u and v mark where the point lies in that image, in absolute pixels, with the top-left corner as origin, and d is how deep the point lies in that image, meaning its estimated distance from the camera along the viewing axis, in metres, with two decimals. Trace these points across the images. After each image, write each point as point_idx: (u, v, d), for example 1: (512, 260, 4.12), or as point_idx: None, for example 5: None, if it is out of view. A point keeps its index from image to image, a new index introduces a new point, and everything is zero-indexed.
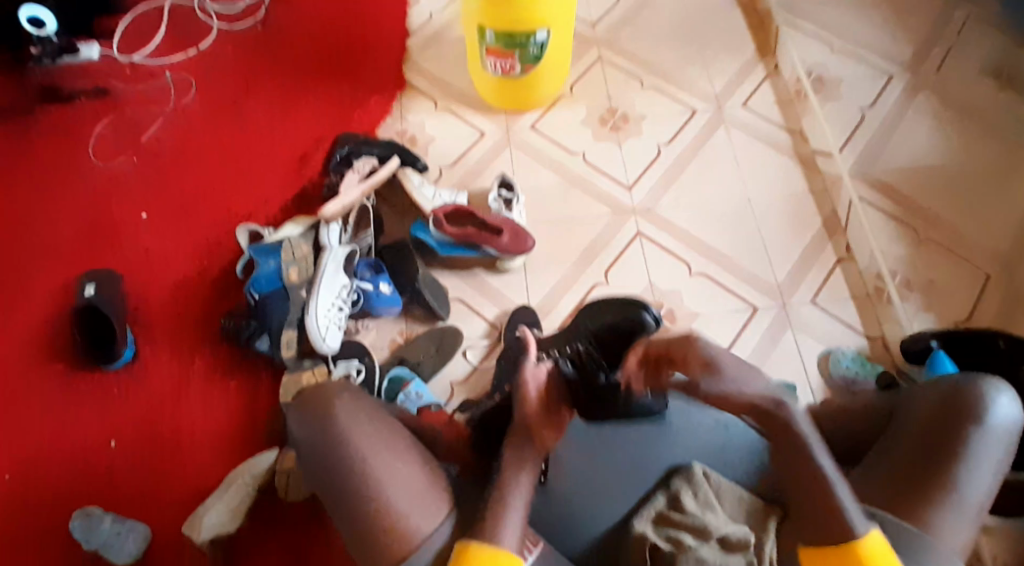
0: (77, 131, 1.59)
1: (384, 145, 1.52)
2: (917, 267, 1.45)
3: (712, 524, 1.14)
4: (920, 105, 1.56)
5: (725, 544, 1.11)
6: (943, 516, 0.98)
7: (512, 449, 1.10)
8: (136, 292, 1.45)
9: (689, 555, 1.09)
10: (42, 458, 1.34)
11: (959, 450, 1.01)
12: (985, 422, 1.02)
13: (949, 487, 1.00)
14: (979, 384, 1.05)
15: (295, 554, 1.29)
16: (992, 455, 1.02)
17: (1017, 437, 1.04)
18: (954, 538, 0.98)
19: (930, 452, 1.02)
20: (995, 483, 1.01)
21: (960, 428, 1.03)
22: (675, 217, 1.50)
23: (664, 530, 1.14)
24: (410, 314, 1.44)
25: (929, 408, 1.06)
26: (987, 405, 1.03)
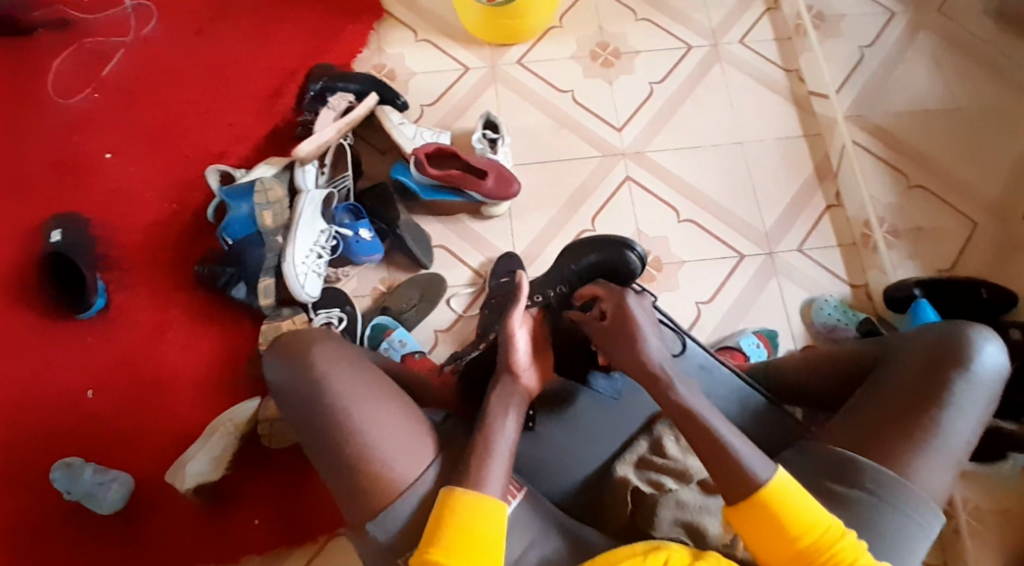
0: (34, 65, 1.50)
1: (361, 80, 1.44)
2: (904, 211, 1.42)
3: (693, 467, 1.08)
4: (920, 43, 1.50)
5: (705, 486, 1.04)
6: (924, 461, 0.95)
7: (499, 391, 1.04)
8: (105, 236, 1.39)
9: (669, 500, 1.03)
10: (15, 408, 1.30)
11: (941, 397, 0.97)
12: (970, 368, 0.98)
13: (931, 434, 0.95)
14: (967, 331, 1.00)
15: (276, 501, 1.27)
16: (977, 399, 0.97)
17: (1001, 386, 0.99)
18: (934, 479, 0.95)
19: (912, 394, 0.98)
20: (980, 429, 0.98)
21: (943, 373, 0.98)
22: (664, 161, 1.46)
23: (646, 473, 1.09)
24: (392, 262, 1.40)
25: (914, 356, 1.01)
26: (973, 353, 0.98)
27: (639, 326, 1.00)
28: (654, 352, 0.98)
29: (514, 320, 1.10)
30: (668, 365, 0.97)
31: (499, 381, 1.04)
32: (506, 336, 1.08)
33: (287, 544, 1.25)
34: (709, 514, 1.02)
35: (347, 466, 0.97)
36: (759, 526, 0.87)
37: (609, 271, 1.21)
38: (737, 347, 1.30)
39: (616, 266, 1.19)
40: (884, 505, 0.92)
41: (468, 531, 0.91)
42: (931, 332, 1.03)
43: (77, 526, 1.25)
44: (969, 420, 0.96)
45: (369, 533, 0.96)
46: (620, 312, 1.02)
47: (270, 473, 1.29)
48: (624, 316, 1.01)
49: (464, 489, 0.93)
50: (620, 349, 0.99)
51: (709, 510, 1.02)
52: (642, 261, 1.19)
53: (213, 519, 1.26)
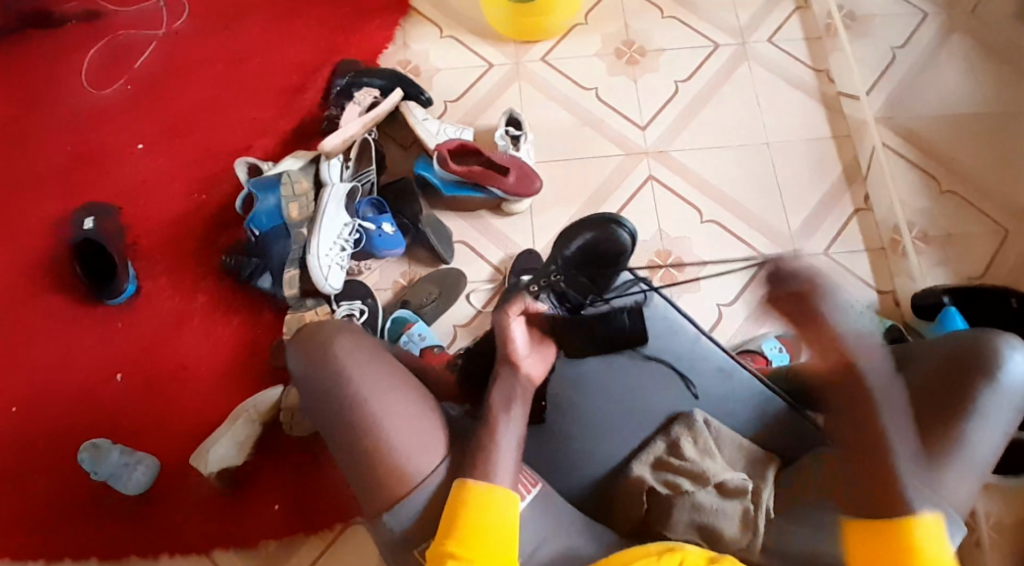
0: (70, 59, 1.54)
1: (386, 76, 1.46)
2: (935, 217, 1.39)
3: (710, 469, 1.05)
4: (954, 45, 1.48)
5: (723, 490, 1.02)
6: (945, 471, 0.93)
7: (500, 384, 1.04)
8: (135, 226, 1.43)
9: (685, 502, 1.02)
10: (47, 390, 1.34)
11: (963, 405, 0.94)
12: (997, 377, 0.95)
13: (953, 444, 0.93)
14: (992, 338, 0.97)
15: (294, 489, 1.29)
16: (1002, 411, 0.95)
17: None
18: (958, 491, 0.92)
19: (936, 403, 0.96)
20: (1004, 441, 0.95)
21: (966, 381, 0.96)
22: (688, 160, 1.45)
23: (662, 475, 1.07)
24: (413, 256, 1.42)
25: (936, 363, 0.99)
26: (1000, 360, 0.95)
27: (833, 311, 0.89)
28: (845, 326, 0.91)
29: (511, 312, 1.12)
30: (853, 337, 0.91)
31: (499, 374, 1.05)
32: (503, 329, 1.10)
33: (303, 532, 1.27)
34: (727, 518, 1.00)
35: (359, 455, 0.98)
36: (882, 548, 0.87)
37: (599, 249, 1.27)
38: (758, 351, 1.28)
39: (607, 242, 1.26)
40: None
41: (480, 523, 0.91)
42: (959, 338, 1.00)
43: (103, 507, 1.29)
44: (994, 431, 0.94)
45: (384, 522, 0.97)
46: (799, 294, 0.89)
47: (289, 462, 1.31)
48: (811, 298, 0.89)
49: (474, 481, 0.94)
50: (813, 331, 0.90)
51: (726, 514, 1.00)
52: (631, 237, 1.27)
53: (233, 504, 1.29)
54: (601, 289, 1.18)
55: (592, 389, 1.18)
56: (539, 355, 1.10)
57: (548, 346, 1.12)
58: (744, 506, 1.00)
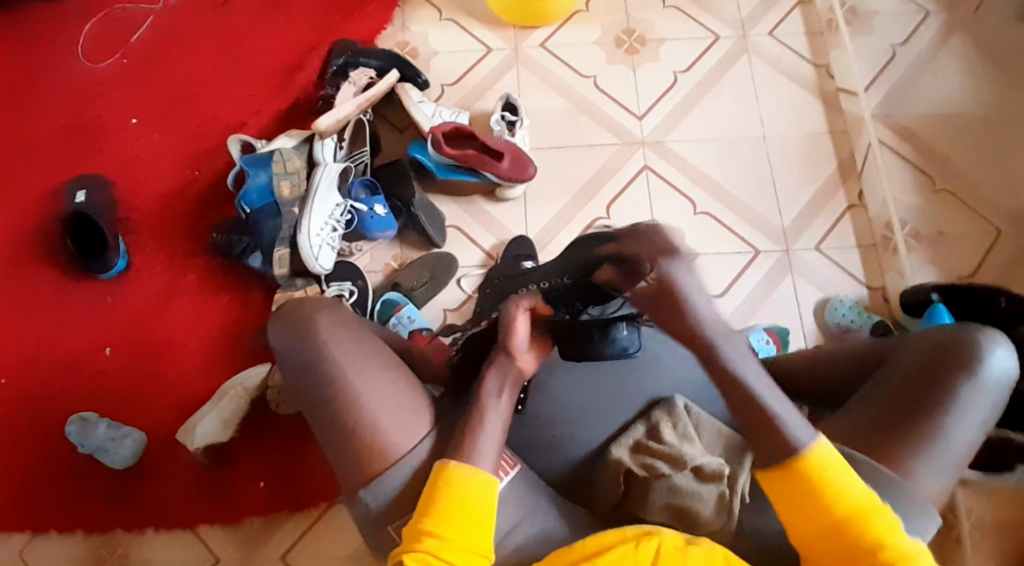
0: (67, 30, 1.53)
1: (383, 56, 1.45)
2: (929, 214, 1.39)
3: (688, 453, 1.05)
4: (954, 47, 1.48)
5: (700, 474, 1.03)
6: (921, 464, 0.92)
7: (495, 369, 1.05)
8: (128, 200, 1.43)
9: (662, 486, 1.02)
10: (36, 361, 1.35)
11: (944, 400, 0.94)
12: (976, 373, 0.95)
13: (931, 438, 0.93)
14: (977, 335, 0.97)
15: (280, 468, 1.30)
16: (980, 407, 0.94)
17: (1007, 394, 0.96)
18: (932, 485, 0.92)
19: (918, 397, 0.95)
20: (982, 437, 0.95)
21: (948, 376, 0.95)
22: (684, 152, 1.44)
23: (641, 458, 1.07)
24: (405, 240, 1.41)
25: (919, 359, 0.98)
26: (983, 355, 0.96)
27: None
28: None
29: (519, 305, 1.09)
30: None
31: (494, 359, 1.05)
32: (508, 319, 1.07)
33: (289, 509, 1.28)
34: (703, 502, 1.00)
35: (339, 435, 0.99)
36: (794, 497, 0.84)
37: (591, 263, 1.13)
38: (745, 343, 1.28)
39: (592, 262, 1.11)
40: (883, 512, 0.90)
41: (459, 504, 0.92)
42: (942, 334, 1.00)
43: (88, 479, 1.29)
44: (971, 427, 0.93)
45: (361, 499, 0.98)
46: None
47: (276, 440, 1.32)
48: None
49: (456, 462, 0.94)
50: None
51: (702, 497, 1.00)
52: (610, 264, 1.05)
53: (219, 481, 1.29)
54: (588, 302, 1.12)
55: (571, 374, 1.17)
56: (537, 348, 1.08)
57: (546, 342, 1.09)
58: (720, 490, 1.01)
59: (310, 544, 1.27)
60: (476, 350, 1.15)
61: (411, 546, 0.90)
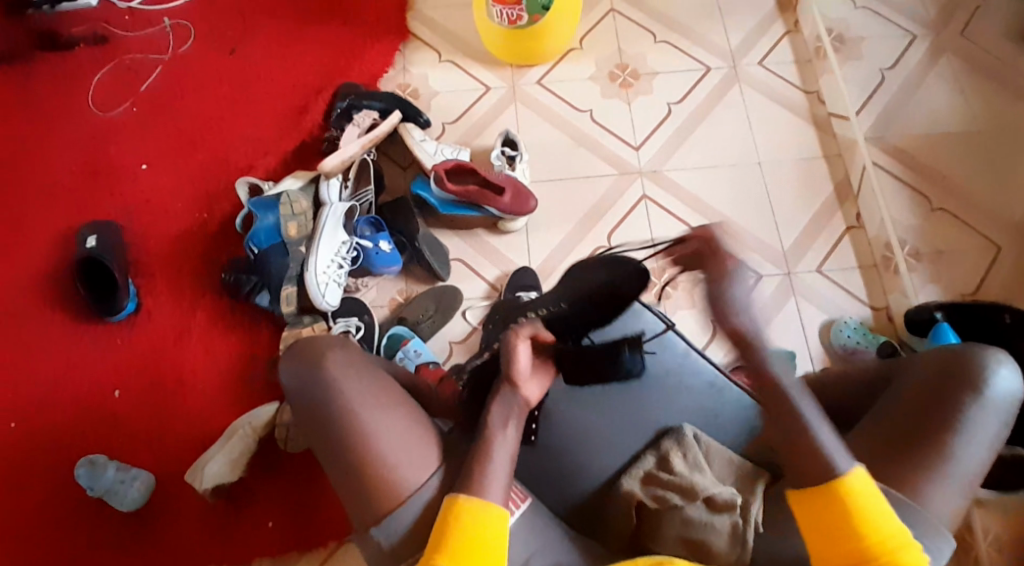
0: (78, 80, 1.58)
1: (386, 98, 1.49)
2: (926, 235, 1.40)
3: (700, 483, 1.05)
4: (942, 68, 1.51)
5: (712, 505, 1.02)
6: (934, 486, 0.92)
7: (498, 402, 1.05)
8: (138, 244, 1.45)
9: (675, 518, 1.03)
10: (47, 405, 1.35)
11: (950, 419, 0.94)
12: (983, 392, 0.95)
13: (941, 458, 0.93)
14: (980, 354, 0.97)
15: (290, 507, 1.30)
16: (988, 426, 0.95)
17: (1016, 410, 0.96)
18: (945, 507, 0.92)
19: (927, 416, 0.95)
20: (993, 455, 0.95)
21: (954, 394, 0.95)
22: (682, 179, 1.47)
23: (653, 491, 1.07)
24: (410, 273, 1.43)
25: (925, 378, 0.98)
26: (986, 375, 0.96)
27: None
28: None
29: (520, 335, 1.09)
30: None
31: (498, 391, 1.05)
32: (509, 351, 1.07)
33: (299, 549, 1.27)
34: (715, 533, 1.00)
35: (349, 464, 1.00)
36: (821, 520, 0.84)
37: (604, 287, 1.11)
38: None
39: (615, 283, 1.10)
40: None
41: (472, 538, 0.92)
42: (948, 354, 1.00)
43: (98, 521, 1.29)
44: (979, 446, 0.93)
45: (373, 537, 0.98)
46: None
47: (286, 479, 1.31)
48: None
49: (466, 496, 0.95)
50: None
51: (715, 528, 1.00)
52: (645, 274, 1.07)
53: (229, 521, 1.29)
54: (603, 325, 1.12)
55: (577, 405, 1.16)
56: (539, 379, 1.09)
57: (549, 368, 1.10)
58: (732, 521, 1.00)
59: None
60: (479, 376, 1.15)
61: None
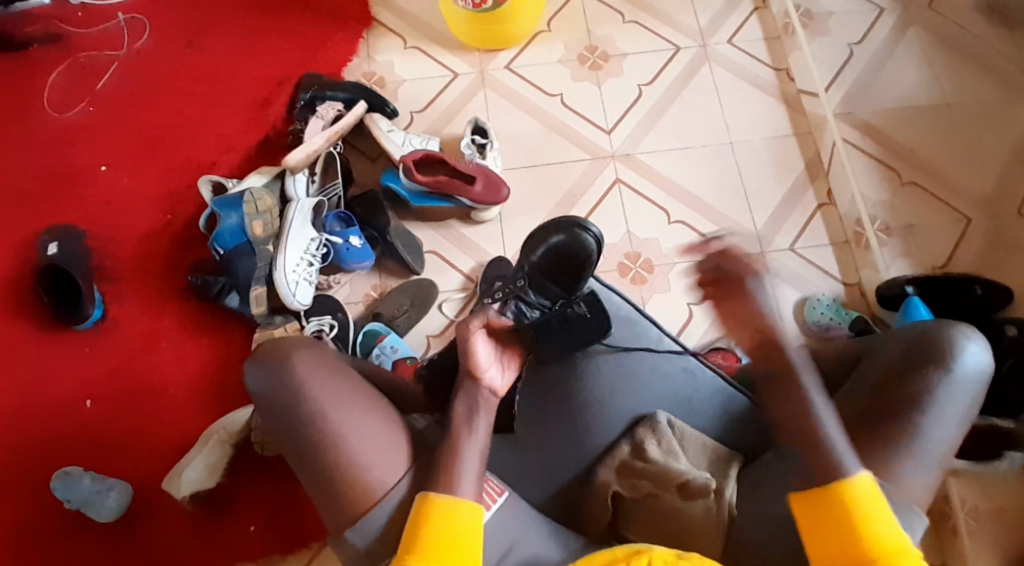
0: (30, 80, 1.52)
1: (350, 88, 1.46)
2: (897, 209, 1.41)
3: (675, 470, 1.03)
4: (911, 41, 1.51)
5: (686, 490, 1.01)
6: (901, 463, 0.92)
7: (463, 397, 1.02)
8: (101, 247, 1.41)
9: (652, 506, 1.02)
10: (15, 416, 1.32)
11: (918, 394, 0.93)
12: (950, 368, 0.94)
13: (910, 438, 0.92)
14: (948, 330, 0.97)
15: (271, 510, 1.28)
16: (956, 403, 0.94)
17: (984, 385, 0.95)
18: (915, 484, 0.92)
19: (895, 397, 0.95)
20: (963, 432, 0.94)
21: (921, 372, 0.95)
22: (655, 162, 1.46)
23: (629, 481, 1.05)
24: (383, 268, 1.41)
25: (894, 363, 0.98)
26: (956, 352, 0.95)
27: None
28: None
29: (473, 325, 1.08)
30: None
31: (460, 387, 1.03)
32: (466, 344, 1.06)
33: (282, 551, 1.26)
34: (691, 519, 0.99)
35: (325, 469, 0.97)
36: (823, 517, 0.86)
37: (563, 256, 1.22)
38: (729, 348, 1.30)
39: (573, 251, 1.21)
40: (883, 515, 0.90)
41: (443, 536, 0.91)
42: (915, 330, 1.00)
43: (74, 535, 1.26)
44: (950, 424, 0.92)
45: (347, 539, 0.96)
46: None
47: (265, 481, 1.30)
48: None
49: (434, 494, 0.93)
50: None
51: (691, 513, 1.00)
52: (596, 240, 1.22)
53: (210, 526, 1.27)
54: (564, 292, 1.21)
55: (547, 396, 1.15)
56: (501, 363, 1.07)
57: (515, 349, 1.10)
58: (708, 506, 0.99)
59: None
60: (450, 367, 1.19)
61: None
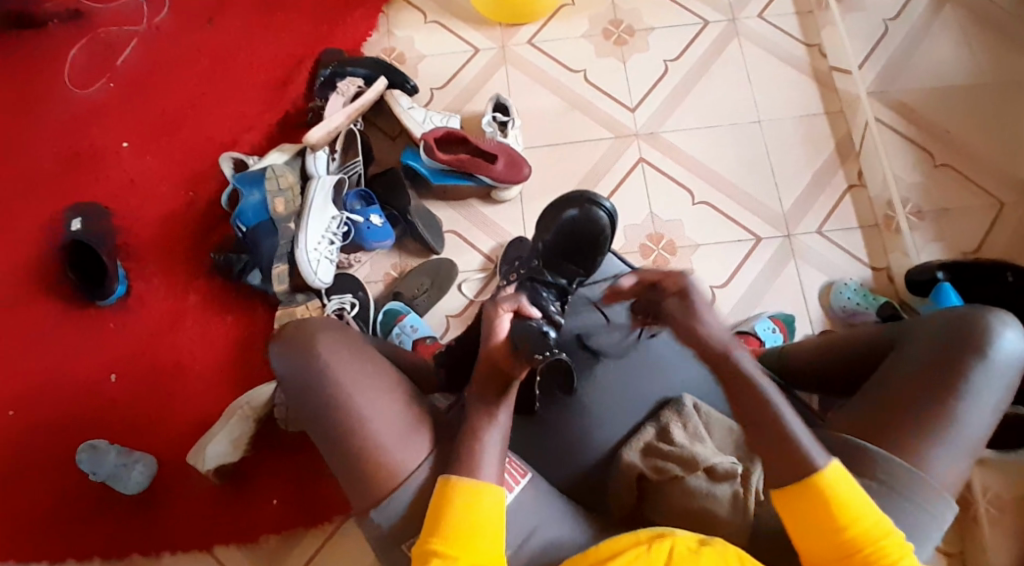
0: (51, 57, 1.52)
1: (370, 64, 1.44)
2: (929, 191, 1.37)
3: (700, 454, 1.02)
4: (947, 17, 1.46)
5: (713, 475, 1.00)
6: (934, 450, 0.90)
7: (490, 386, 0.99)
8: (124, 224, 1.42)
9: (677, 489, 1.00)
10: (44, 391, 1.34)
11: (957, 384, 0.91)
12: (988, 355, 0.92)
13: (943, 425, 0.90)
14: (986, 316, 0.94)
15: (295, 484, 1.30)
16: (994, 388, 0.92)
17: (1020, 373, 0.94)
18: (948, 473, 0.90)
19: (926, 385, 0.92)
20: (996, 418, 0.92)
21: (959, 360, 0.92)
22: (678, 141, 1.43)
23: (653, 462, 1.04)
24: (404, 248, 1.41)
25: (923, 353, 0.95)
26: (993, 339, 0.92)
27: None
28: None
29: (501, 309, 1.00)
30: None
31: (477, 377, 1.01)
32: (491, 328, 0.99)
33: (305, 525, 1.28)
34: (717, 502, 0.98)
35: (345, 451, 0.96)
36: (801, 511, 0.84)
37: (576, 233, 1.18)
38: (752, 332, 1.26)
39: (589, 230, 1.18)
40: (910, 507, 0.89)
41: (466, 520, 0.90)
42: (949, 315, 0.97)
43: (102, 507, 1.29)
44: (986, 410, 0.91)
45: (372, 520, 0.96)
46: None
47: (288, 456, 1.32)
48: None
49: (456, 479, 0.92)
50: None
51: (716, 498, 0.98)
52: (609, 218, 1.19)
53: (234, 500, 1.29)
54: (580, 271, 1.18)
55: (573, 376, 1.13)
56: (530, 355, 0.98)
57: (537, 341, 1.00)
58: (734, 490, 0.98)
59: (328, 557, 1.27)
60: (462, 343, 1.15)
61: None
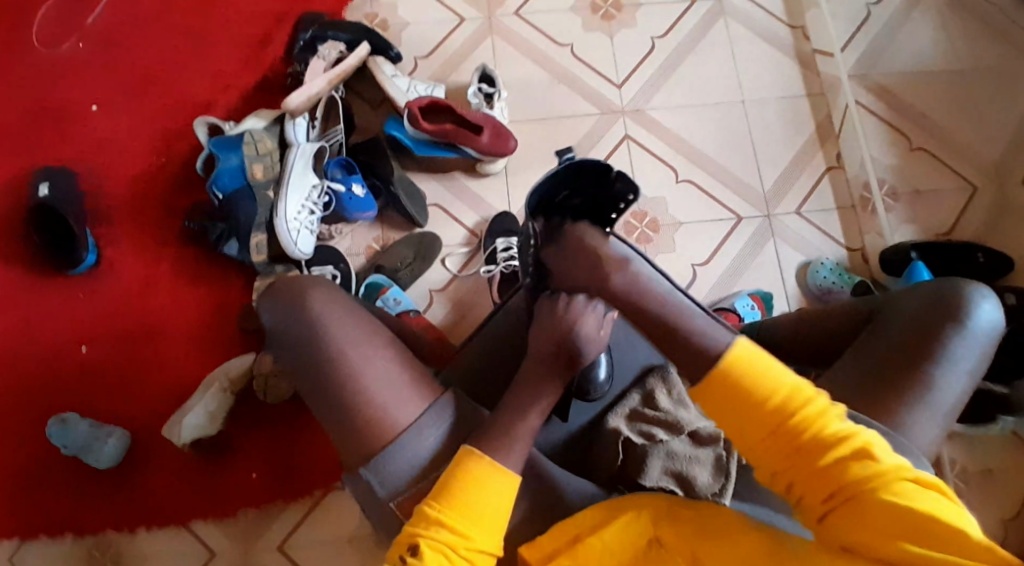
0: (16, 13, 1.45)
1: (353, 29, 1.40)
2: (905, 174, 1.41)
3: (683, 419, 1.04)
4: (927, 5, 1.50)
5: (696, 438, 1.01)
6: (915, 413, 0.91)
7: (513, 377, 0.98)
8: (94, 188, 1.37)
9: (660, 450, 1.00)
10: (10, 359, 1.30)
11: (935, 350, 0.93)
12: (965, 324, 0.94)
13: (924, 388, 0.92)
14: (963, 289, 0.96)
15: (278, 458, 1.28)
16: (969, 355, 0.94)
17: (994, 345, 0.96)
18: (928, 437, 0.91)
19: (905, 354, 0.94)
20: (970, 387, 0.94)
21: (939, 327, 0.94)
22: (664, 119, 1.43)
23: (637, 426, 1.05)
24: (386, 220, 1.38)
25: (907, 313, 0.97)
26: (969, 309, 0.95)
27: None
28: None
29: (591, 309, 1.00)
30: None
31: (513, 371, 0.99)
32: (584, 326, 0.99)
33: (284, 498, 1.26)
34: (699, 464, 0.98)
35: (337, 427, 0.94)
36: (719, 403, 0.81)
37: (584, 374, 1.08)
38: (732, 308, 1.28)
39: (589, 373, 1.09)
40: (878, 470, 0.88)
41: (474, 496, 0.85)
42: (929, 288, 0.99)
43: (76, 480, 1.26)
44: (961, 375, 0.92)
45: (362, 476, 0.92)
46: None
47: (269, 429, 1.29)
48: None
49: (473, 450, 0.89)
50: None
51: (699, 460, 0.98)
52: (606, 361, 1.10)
53: (211, 474, 1.27)
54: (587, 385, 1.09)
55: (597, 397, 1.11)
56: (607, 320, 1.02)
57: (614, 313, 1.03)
58: (717, 453, 0.99)
59: (308, 530, 1.26)
60: (491, 348, 1.12)
61: (419, 531, 0.84)
